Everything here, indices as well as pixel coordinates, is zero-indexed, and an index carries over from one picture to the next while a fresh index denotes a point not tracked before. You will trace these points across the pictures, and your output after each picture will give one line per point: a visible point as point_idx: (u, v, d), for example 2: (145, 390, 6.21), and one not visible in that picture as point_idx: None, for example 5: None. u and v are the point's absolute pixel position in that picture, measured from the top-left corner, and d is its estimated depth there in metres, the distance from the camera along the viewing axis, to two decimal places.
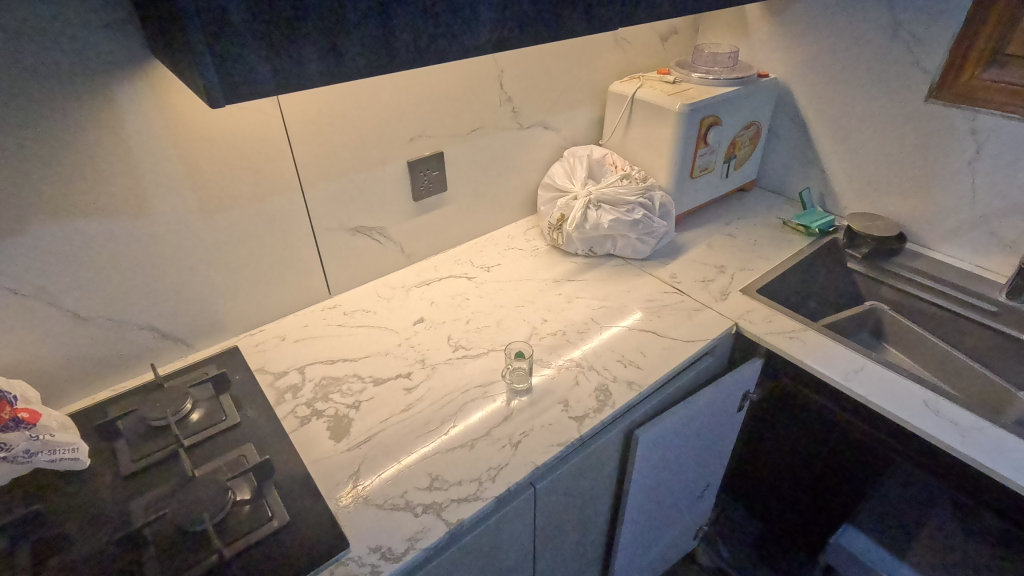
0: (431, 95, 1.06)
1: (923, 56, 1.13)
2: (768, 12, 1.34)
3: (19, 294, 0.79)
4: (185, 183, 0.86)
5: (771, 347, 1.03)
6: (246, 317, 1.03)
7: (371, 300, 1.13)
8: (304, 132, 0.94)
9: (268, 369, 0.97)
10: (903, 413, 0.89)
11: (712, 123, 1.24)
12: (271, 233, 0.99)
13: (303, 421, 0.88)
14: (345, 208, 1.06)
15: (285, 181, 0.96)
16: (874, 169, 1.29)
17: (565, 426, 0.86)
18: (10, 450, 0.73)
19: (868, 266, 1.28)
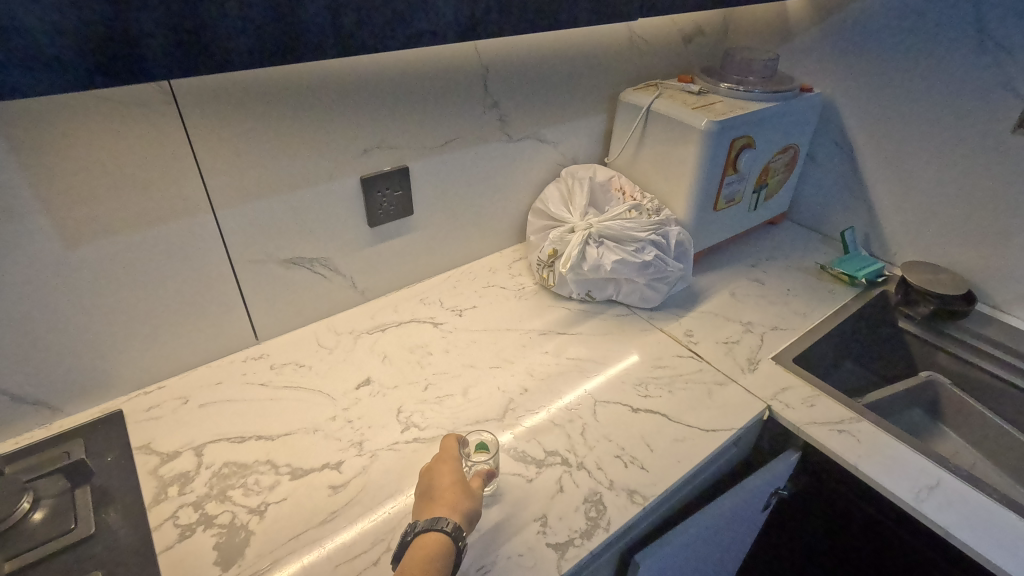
0: (392, 96, 0.82)
1: (1015, 74, 0.90)
2: (816, 14, 1.11)
3: None
4: (34, 200, 0.63)
5: (813, 442, 0.80)
6: (139, 372, 0.80)
7: (308, 350, 0.90)
8: (213, 139, 0.71)
9: (155, 448, 0.73)
10: (1000, 559, 0.65)
11: (744, 145, 1.01)
12: (170, 268, 0.76)
13: (184, 533, 0.64)
14: (276, 235, 0.83)
15: (187, 200, 0.73)
16: (938, 210, 1.06)
17: (539, 559, 0.63)
18: None
19: (925, 329, 1.05)
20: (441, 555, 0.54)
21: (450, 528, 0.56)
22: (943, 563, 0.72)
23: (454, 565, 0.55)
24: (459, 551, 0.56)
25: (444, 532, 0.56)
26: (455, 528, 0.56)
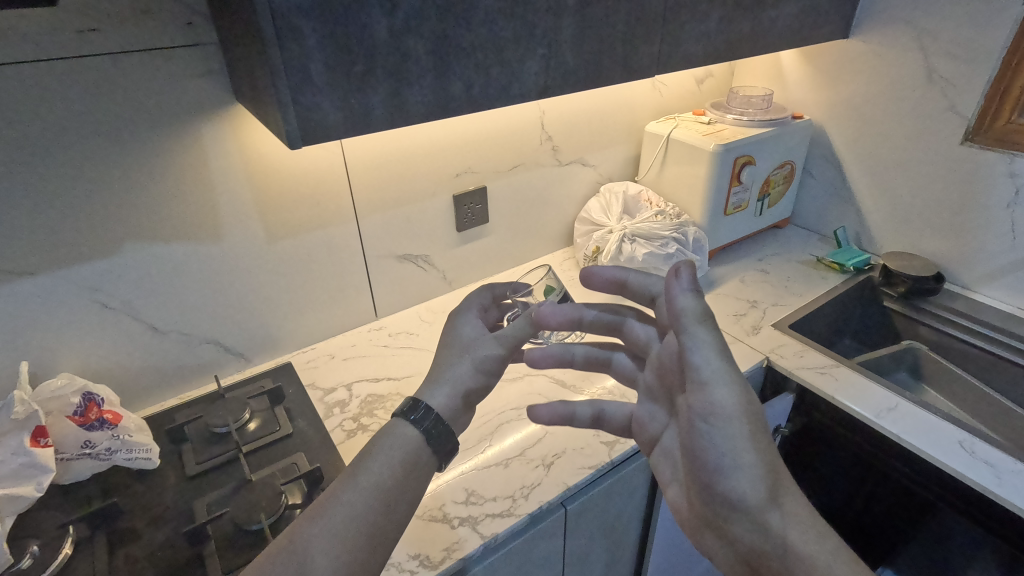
0: (478, 135, 1.13)
1: (959, 99, 1.15)
2: (804, 57, 1.39)
3: (109, 306, 0.88)
4: (254, 211, 0.95)
5: (802, 382, 1.05)
6: (299, 336, 1.11)
7: (414, 323, 1.20)
8: (362, 169, 1.02)
9: (319, 385, 1.04)
10: (935, 452, 0.89)
11: (746, 162, 1.29)
12: (327, 260, 1.07)
13: (349, 434, 0.94)
14: (395, 238, 1.14)
15: (342, 212, 1.04)
16: (912, 209, 1.30)
17: (595, 450, 0.89)
18: (95, 446, 0.80)
19: (904, 306, 1.27)
20: (393, 433, 0.65)
21: (404, 410, 0.66)
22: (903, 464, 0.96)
23: (418, 434, 0.65)
24: (417, 422, 0.65)
25: (399, 413, 0.66)
26: (409, 407, 0.66)
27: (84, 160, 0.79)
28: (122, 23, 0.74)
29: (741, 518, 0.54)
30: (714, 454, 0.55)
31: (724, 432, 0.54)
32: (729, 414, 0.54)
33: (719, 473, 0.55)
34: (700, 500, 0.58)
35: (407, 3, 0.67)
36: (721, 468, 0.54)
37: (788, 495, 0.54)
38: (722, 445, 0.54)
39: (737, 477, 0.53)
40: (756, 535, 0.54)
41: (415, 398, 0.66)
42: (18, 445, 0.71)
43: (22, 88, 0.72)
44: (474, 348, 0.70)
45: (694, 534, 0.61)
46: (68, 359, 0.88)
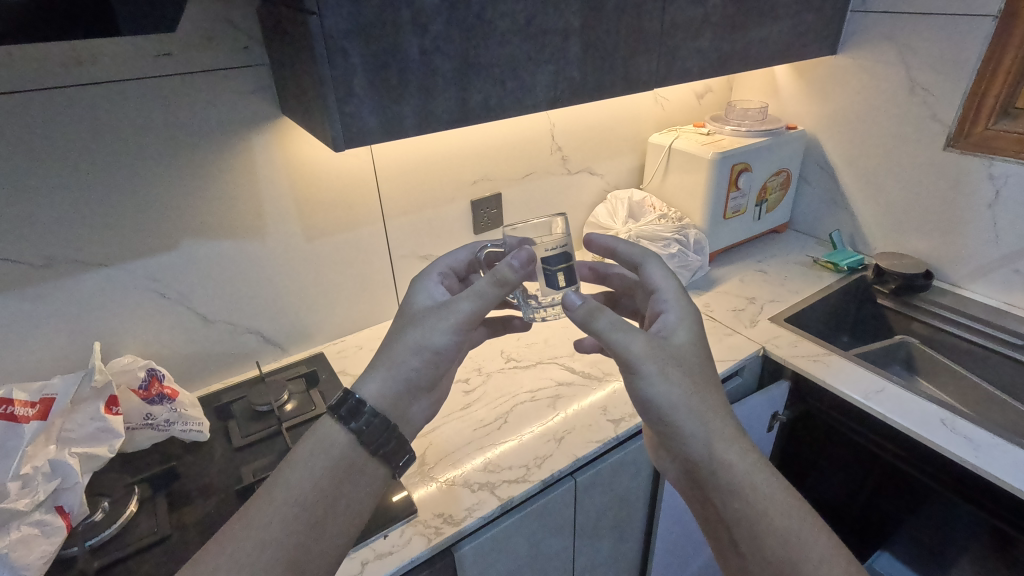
0: (494, 145, 1.24)
1: (939, 109, 1.24)
2: (797, 72, 1.49)
3: (167, 297, 0.99)
4: (294, 213, 1.06)
5: (797, 368, 1.12)
6: (331, 329, 1.21)
7: None
8: (390, 175, 1.13)
9: (349, 371, 1.14)
10: (919, 428, 0.96)
11: (742, 168, 1.38)
12: (357, 258, 1.18)
13: None
14: (419, 239, 1.24)
15: (371, 214, 1.15)
16: (901, 212, 1.38)
17: (602, 427, 0.98)
18: (155, 418, 0.90)
19: (895, 301, 1.35)
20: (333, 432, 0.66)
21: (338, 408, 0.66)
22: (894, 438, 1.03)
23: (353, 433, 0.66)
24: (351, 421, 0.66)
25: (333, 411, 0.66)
26: (343, 405, 0.66)
27: (152, 166, 0.90)
28: (190, 48, 0.87)
29: (677, 441, 0.66)
30: (638, 395, 0.67)
31: (644, 377, 0.65)
32: (640, 362, 0.65)
33: (648, 408, 0.67)
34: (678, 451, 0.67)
35: (435, 27, 0.78)
36: (651, 404, 0.66)
37: (715, 420, 0.65)
38: (644, 387, 0.66)
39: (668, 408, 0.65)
40: (693, 448, 0.65)
41: (349, 395, 0.66)
42: (95, 411, 0.82)
43: (104, 103, 0.84)
44: (422, 324, 0.69)
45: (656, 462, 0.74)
46: (130, 344, 0.99)
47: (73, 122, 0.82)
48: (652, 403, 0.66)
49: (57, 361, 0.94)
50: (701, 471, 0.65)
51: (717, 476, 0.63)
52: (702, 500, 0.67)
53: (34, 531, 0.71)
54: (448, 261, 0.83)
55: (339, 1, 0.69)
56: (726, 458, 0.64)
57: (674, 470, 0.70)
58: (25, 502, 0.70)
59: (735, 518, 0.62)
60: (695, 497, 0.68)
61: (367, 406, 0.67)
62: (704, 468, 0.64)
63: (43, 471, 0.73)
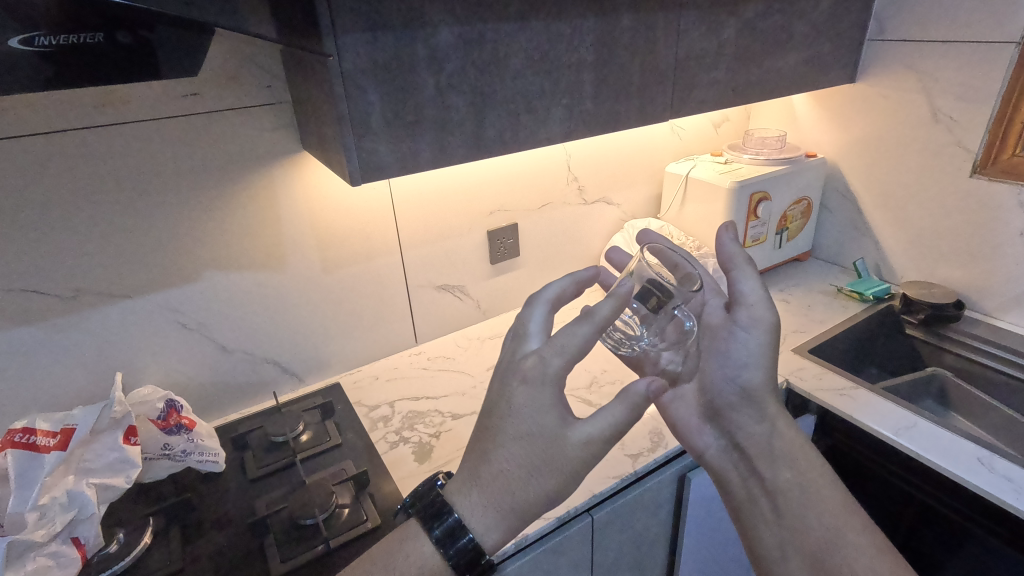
0: (509, 177, 1.26)
1: (963, 136, 1.22)
2: (815, 101, 1.48)
3: (188, 327, 1.01)
4: (313, 244, 1.08)
5: (823, 402, 1.09)
6: (347, 359, 1.22)
7: (451, 348, 1.29)
8: (406, 207, 1.14)
9: (364, 402, 1.13)
10: (952, 466, 0.92)
11: (762, 198, 1.36)
12: (374, 289, 1.18)
13: (393, 445, 1.02)
14: (435, 270, 1.25)
15: (389, 246, 1.16)
16: (929, 240, 1.34)
17: (620, 462, 0.95)
18: (172, 449, 0.91)
19: (925, 332, 1.30)
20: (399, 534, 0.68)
21: (430, 513, 0.64)
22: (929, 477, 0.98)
23: (446, 546, 0.63)
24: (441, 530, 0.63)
25: (425, 516, 0.64)
26: (433, 509, 0.64)
27: (176, 199, 0.93)
28: (216, 88, 0.90)
29: (737, 412, 0.75)
30: (734, 351, 0.75)
31: (751, 324, 0.73)
32: (760, 308, 0.73)
33: (737, 366, 0.74)
34: (739, 421, 0.75)
35: (450, 65, 0.80)
36: (744, 355, 0.74)
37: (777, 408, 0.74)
38: (745, 334, 0.74)
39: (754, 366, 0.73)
40: (750, 423, 0.74)
41: (443, 499, 0.64)
42: (114, 441, 0.82)
43: (133, 140, 0.87)
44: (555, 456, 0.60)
45: (696, 435, 0.79)
46: (151, 374, 1.00)
47: (105, 159, 0.86)
48: (744, 364, 0.74)
49: (80, 391, 0.95)
50: (753, 444, 0.74)
51: (772, 448, 0.73)
52: (745, 474, 0.74)
53: (49, 562, 0.72)
54: (568, 350, 0.62)
55: (355, 42, 0.71)
56: (782, 436, 0.73)
57: (717, 447, 0.77)
58: (42, 532, 0.71)
59: (780, 489, 0.70)
60: (737, 471, 0.74)
61: (465, 527, 0.62)
62: (760, 442, 0.73)
63: (60, 502, 0.73)
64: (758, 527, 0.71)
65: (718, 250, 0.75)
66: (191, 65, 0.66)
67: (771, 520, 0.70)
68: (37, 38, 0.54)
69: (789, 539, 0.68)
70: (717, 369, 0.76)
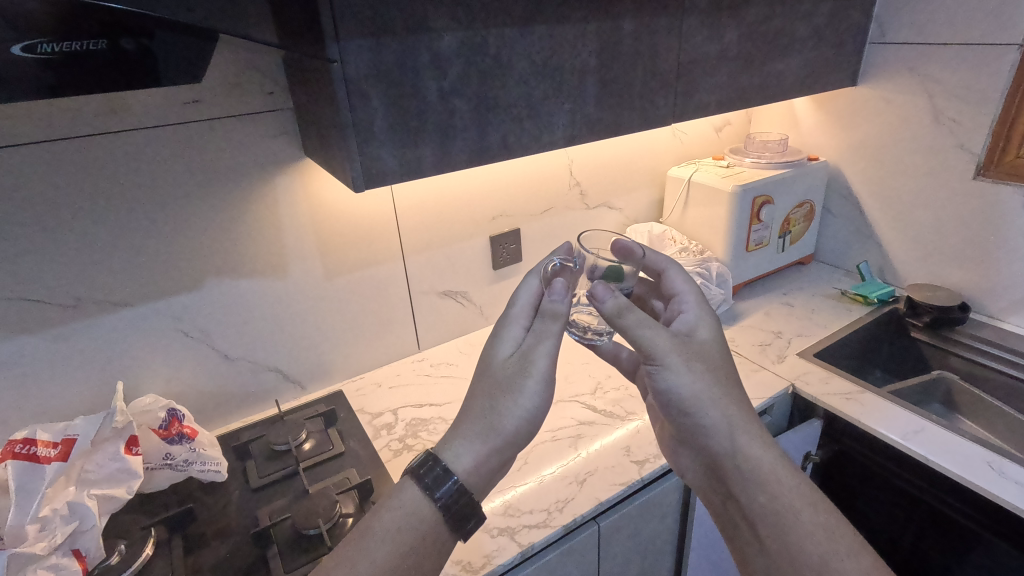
0: (512, 182, 1.25)
1: (966, 138, 1.21)
2: (816, 105, 1.48)
3: (190, 335, 1.00)
4: (315, 252, 1.07)
5: (829, 407, 1.08)
6: (350, 366, 1.21)
7: (454, 355, 1.28)
8: (409, 213, 1.14)
9: (367, 409, 1.13)
10: (962, 470, 0.91)
11: (764, 201, 1.36)
12: (377, 295, 1.18)
13: (397, 453, 1.01)
14: (438, 276, 1.24)
15: (391, 252, 1.16)
16: (933, 243, 1.34)
17: (626, 468, 0.94)
18: (174, 458, 0.89)
19: (930, 334, 1.30)
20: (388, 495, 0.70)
21: (417, 466, 0.66)
22: (938, 482, 0.97)
23: (432, 498, 0.65)
24: (428, 481, 0.65)
25: (413, 470, 0.66)
26: (420, 464, 0.66)
27: (178, 207, 0.92)
28: (219, 95, 0.90)
29: (697, 434, 0.70)
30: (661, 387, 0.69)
31: (665, 368, 0.67)
32: (661, 354, 0.67)
33: (668, 399, 0.69)
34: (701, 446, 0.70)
35: (454, 70, 0.79)
36: (672, 394, 0.68)
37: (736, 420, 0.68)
38: (666, 376, 0.67)
39: (688, 397, 0.67)
40: (710, 445, 0.69)
41: (428, 452, 0.67)
42: (115, 451, 0.81)
43: (135, 147, 0.86)
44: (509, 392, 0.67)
45: (674, 458, 0.78)
46: (153, 382, 0.99)
47: (106, 167, 0.85)
48: (674, 393, 0.68)
49: (81, 399, 0.95)
50: (720, 466, 0.68)
51: (738, 468, 0.67)
52: (724, 496, 0.70)
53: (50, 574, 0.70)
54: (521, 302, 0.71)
55: (360, 48, 0.71)
56: (748, 454, 0.67)
57: (695, 468, 0.75)
58: (43, 545, 0.70)
59: (755, 511, 0.66)
60: (714, 494, 0.72)
61: (451, 474, 0.65)
62: (727, 466, 0.68)
63: (61, 514, 0.73)
64: (744, 551, 0.68)
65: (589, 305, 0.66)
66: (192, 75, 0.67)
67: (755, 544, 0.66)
68: (41, 45, 0.53)
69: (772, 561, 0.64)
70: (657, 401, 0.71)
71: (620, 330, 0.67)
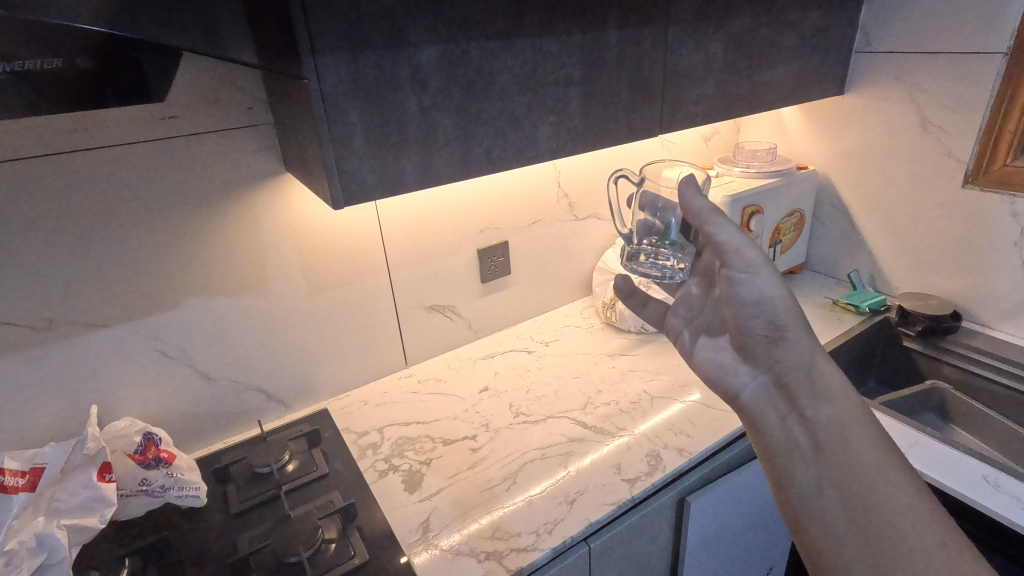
0: (499, 195, 1.24)
1: (954, 146, 1.21)
2: (804, 113, 1.48)
3: (168, 355, 0.98)
4: (298, 268, 1.05)
5: None
6: (335, 384, 1.18)
7: (442, 370, 1.26)
8: (394, 227, 1.12)
9: (352, 428, 1.10)
10: (957, 484, 0.90)
11: (754, 211, 1.35)
12: (362, 310, 1.16)
13: (381, 474, 0.98)
14: (425, 290, 1.22)
15: (376, 267, 1.14)
16: (923, 251, 1.33)
17: (617, 487, 0.92)
18: (150, 484, 0.87)
19: (922, 343, 1.29)
20: None
21: None
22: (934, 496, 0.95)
23: None
24: None
25: None
26: None
27: (155, 225, 0.90)
28: (194, 110, 0.88)
29: (774, 345, 0.71)
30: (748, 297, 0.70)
31: (755, 276, 0.69)
32: (754, 260, 0.68)
33: (757, 309, 0.70)
34: (772, 358, 0.72)
35: (434, 83, 0.78)
36: (756, 303, 0.70)
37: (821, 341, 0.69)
38: (754, 284, 0.69)
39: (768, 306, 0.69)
40: (790, 355, 0.70)
41: None
42: (87, 479, 0.78)
43: (108, 164, 0.84)
44: None
45: (730, 376, 0.75)
46: (130, 405, 0.97)
47: (78, 186, 0.83)
48: (765, 302, 0.69)
49: (54, 424, 0.92)
50: (795, 377, 0.70)
51: (812, 381, 0.69)
52: (785, 411, 0.69)
53: None
54: None
55: (336, 62, 0.69)
56: (821, 370, 0.69)
57: (753, 386, 0.73)
58: None
59: (821, 425, 0.66)
60: (775, 410, 0.70)
61: None
62: (801, 377, 0.69)
63: (28, 547, 0.69)
64: (792, 466, 0.66)
65: (685, 207, 0.70)
66: (149, 92, 0.65)
67: (809, 457, 0.65)
68: None
69: (828, 473, 0.63)
70: (740, 314, 0.72)
71: (710, 227, 0.70)
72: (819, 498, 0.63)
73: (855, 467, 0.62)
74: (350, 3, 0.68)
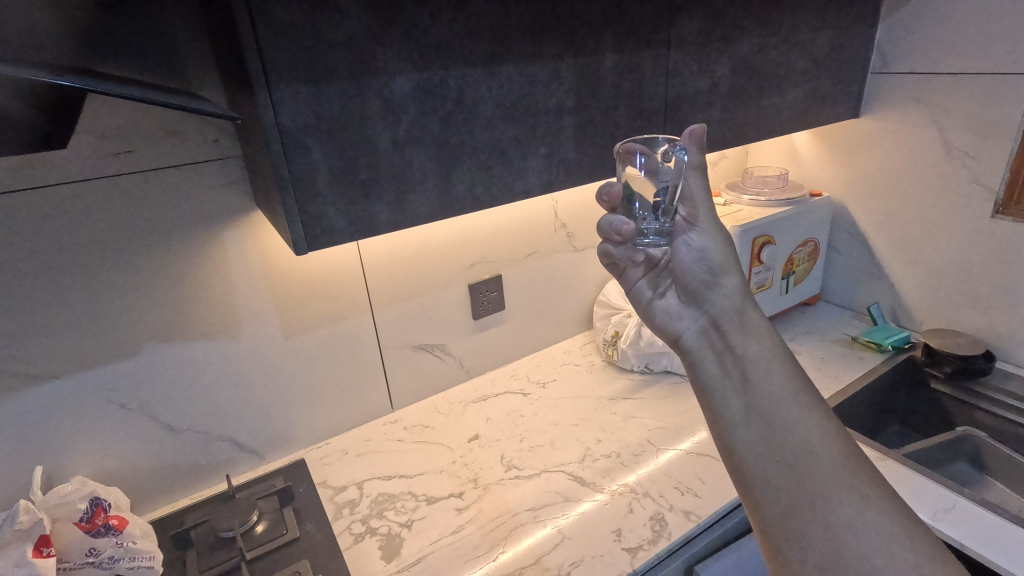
0: (491, 227, 1.16)
1: (982, 172, 1.12)
2: (816, 136, 1.39)
3: (127, 407, 0.90)
4: (270, 309, 0.98)
5: None
6: (314, 431, 1.10)
7: (430, 415, 1.17)
8: (377, 264, 1.05)
9: (330, 483, 1.01)
10: (1002, 558, 0.79)
11: (765, 241, 1.26)
12: (343, 353, 1.08)
13: (357, 538, 0.89)
14: (412, 330, 1.14)
15: (359, 306, 1.06)
16: (949, 284, 1.23)
17: (617, 558, 0.82)
18: (98, 554, 0.78)
19: (953, 387, 1.18)
20: None
21: None
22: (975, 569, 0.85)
23: None
24: None
25: None
26: None
27: (111, 268, 0.83)
28: (153, 144, 0.81)
29: (711, 287, 0.71)
30: (686, 250, 0.72)
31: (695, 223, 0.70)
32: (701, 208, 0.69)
33: (695, 255, 0.71)
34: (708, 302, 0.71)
35: (408, 116, 0.71)
36: (693, 247, 0.71)
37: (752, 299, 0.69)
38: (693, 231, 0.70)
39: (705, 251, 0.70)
40: (722, 298, 0.70)
41: None
42: (20, 557, 0.69)
43: (57, 204, 0.77)
44: None
45: (674, 321, 0.73)
46: (84, 461, 0.89)
47: (23, 228, 0.76)
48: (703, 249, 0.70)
49: None
50: (728, 318, 0.68)
51: (743, 322, 0.67)
52: (718, 351, 0.67)
53: None
54: None
55: (295, 94, 0.62)
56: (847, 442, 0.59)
57: (693, 329, 0.71)
58: None
59: (750, 359, 0.64)
60: (709, 349, 0.68)
61: None
62: (732, 319, 0.68)
63: None
64: (724, 399, 0.63)
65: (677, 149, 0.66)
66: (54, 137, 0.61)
67: None
68: None
69: (756, 405, 0.61)
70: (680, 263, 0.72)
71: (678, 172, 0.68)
72: (756, 442, 0.60)
73: (779, 404, 0.60)
74: (310, 30, 0.61)
